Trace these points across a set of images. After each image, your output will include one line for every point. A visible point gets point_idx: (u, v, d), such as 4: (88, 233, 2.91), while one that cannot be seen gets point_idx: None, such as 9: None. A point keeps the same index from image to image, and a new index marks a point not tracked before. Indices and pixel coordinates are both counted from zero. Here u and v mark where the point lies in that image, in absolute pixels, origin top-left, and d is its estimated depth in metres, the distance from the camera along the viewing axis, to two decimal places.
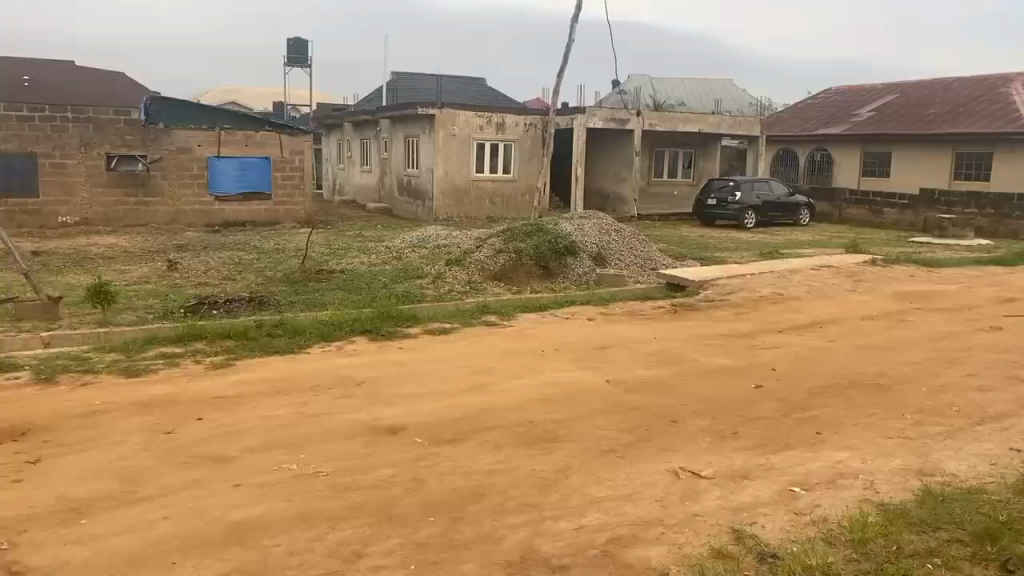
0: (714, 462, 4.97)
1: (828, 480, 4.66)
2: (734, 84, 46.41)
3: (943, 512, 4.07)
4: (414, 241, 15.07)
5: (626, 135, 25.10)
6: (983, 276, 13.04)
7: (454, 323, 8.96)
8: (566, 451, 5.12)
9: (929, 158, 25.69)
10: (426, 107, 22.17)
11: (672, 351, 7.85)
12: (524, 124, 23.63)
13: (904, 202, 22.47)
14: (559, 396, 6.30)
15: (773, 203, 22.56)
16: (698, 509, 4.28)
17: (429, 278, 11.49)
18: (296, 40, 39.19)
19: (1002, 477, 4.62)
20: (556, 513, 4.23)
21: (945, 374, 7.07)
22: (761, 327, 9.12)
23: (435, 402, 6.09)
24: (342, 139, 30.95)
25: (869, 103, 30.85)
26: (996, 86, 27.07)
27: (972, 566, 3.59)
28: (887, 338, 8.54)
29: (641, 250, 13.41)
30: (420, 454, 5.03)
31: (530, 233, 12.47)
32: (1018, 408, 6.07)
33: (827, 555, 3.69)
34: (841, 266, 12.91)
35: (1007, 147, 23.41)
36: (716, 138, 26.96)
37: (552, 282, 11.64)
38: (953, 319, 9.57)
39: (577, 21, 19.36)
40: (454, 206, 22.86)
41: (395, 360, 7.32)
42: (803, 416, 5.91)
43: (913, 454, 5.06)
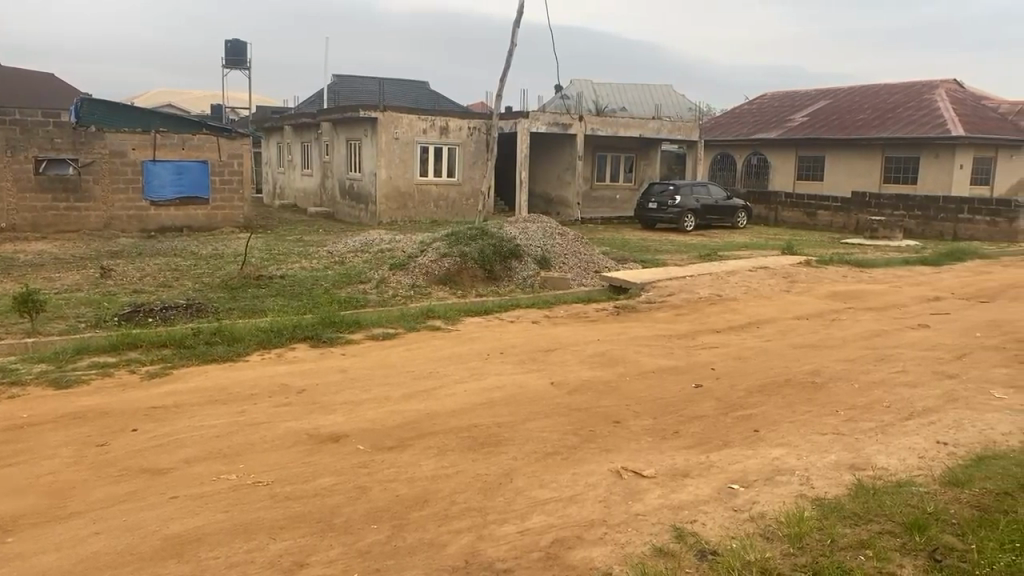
0: (655, 461, 5.04)
1: (766, 477, 4.76)
2: (674, 90, 47.25)
3: (874, 505, 4.21)
4: (357, 245, 14.93)
5: (569, 139, 25.29)
6: (910, 276, 13.53)
7: (398, 328, 8.89)
8: (511, 454, 5.13)
9: (860, 163, 26.53)
10: (368, 110, 21.92)
11: (614, 352, 7.93)
12: (468, 128, 23.64)
13: (838, 204, 23.12)
14: (503, 400, 6.30)
15: (712, 206, 22.99)
16: (639, 509, 4.33)
17: (372, 283, 11.38)
18: (234, 43, 38.51)
19: (930, 470, 4.79)
20: (499, 516, 4.23)
21: (876, 372, 7.30)
22: (702, 328, 9.27)
23: (378, 409, 6.03)
24: (282, 142, 30.49)
25: (803, 108, 31.74)
26: (922, 92, 28.08)
27: (902, 555, 3.70)
28: (820, 337, 8.79)
29: (584, 253, 13.52)
30: (363, 461, 4.99)
31: (475, 237, 12.46)
32: (945, 403, 6.30)
33: (765, 550, 3.78)
34: (777, 268, 13.23)
35: (932, 151, 24.32)
36: (656, 142, 27.42)
37: (496, 286, 11.64)
38: (883, 318, 9.89)
39: (518, 26, 19.40)
40: (398, 210, 22.72)
41: (336, 367, 7.23)
42: (742, 415, 6.03)
43: (846, 450, 5.22)
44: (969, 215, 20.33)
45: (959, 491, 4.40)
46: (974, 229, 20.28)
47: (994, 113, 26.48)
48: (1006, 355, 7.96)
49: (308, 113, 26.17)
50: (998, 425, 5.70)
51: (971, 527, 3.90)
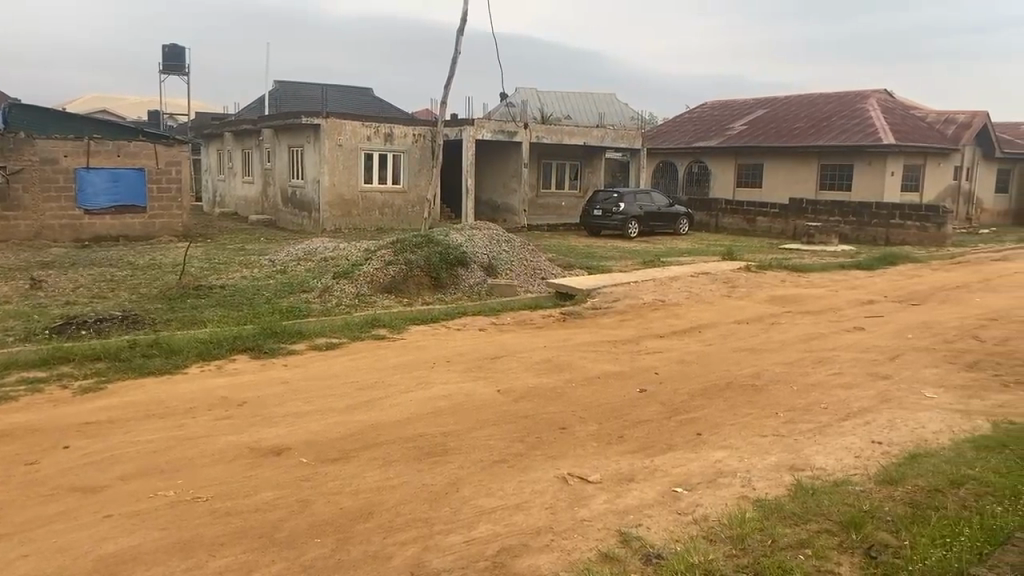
0: (601, 467, 5.07)
1: (708, 479, 4.84)
2: (618, 99, 47.87)
3: (813, 505, 4.30)
4: (300, 253, 14.72)
5: (513, 147, 25.38)
6: (845, 280, 13.93)
7: (342, 338, 8.78)
8: (457, 463, 5.10)
9: (797, 170, 27.24)
10: (310, 117, 21.64)
11: (560, 359, 7.97)
12: (413, 135, 23.54)
13: (776, 211, 23.66)
14: (450, 409, 6.26)
15: (654, 213, 23.31)
16: (585, 515, 4.34)
17: (315, 292, 11.23)
18: (172, 48, 37.69)
19: (866, 469, 4.92)
20: (445, 527, 4.19)
21: (813, 374, 7.48)
22: (646, 333, 9.37)
23: (321, 420, 5.93)
24: (222, 149, 29.94)
25: (741, 117, 32.47)
26: (854, 102, 28.97)
27: (839, 553, 3.79)
28: (760, 341, 8.97)
29: (530, 259, 13.57)
30: (305, 474, 4.90)
31: (420, 245, 12.41)
32: (879, 403, 6.49)
33: (708, 552, 3.83)
34: (718, 273, 13.49)
35: (865, 158, 25.09)
36: (600, 150, 27.73)
37: (442, 294, 11.60)
38: (820, 321, 10.15)
39: (462, 33, 19.40)
40: (342, 217, 22.46)
41: (279, 378, 7.10)
42: (685, 419, 6.12)
43: (786, 451, 5.33)
44: (900, 221, 21.05)
45: (893, 489, 4.53)
46: (905, 234, 21.00)
47: (922, 122, 27.48)
48: (935, 355, 8.25)
49: (250, 120, 25.74)
50: (929, 424, 5.90)
51: (905, 524, 4.02)
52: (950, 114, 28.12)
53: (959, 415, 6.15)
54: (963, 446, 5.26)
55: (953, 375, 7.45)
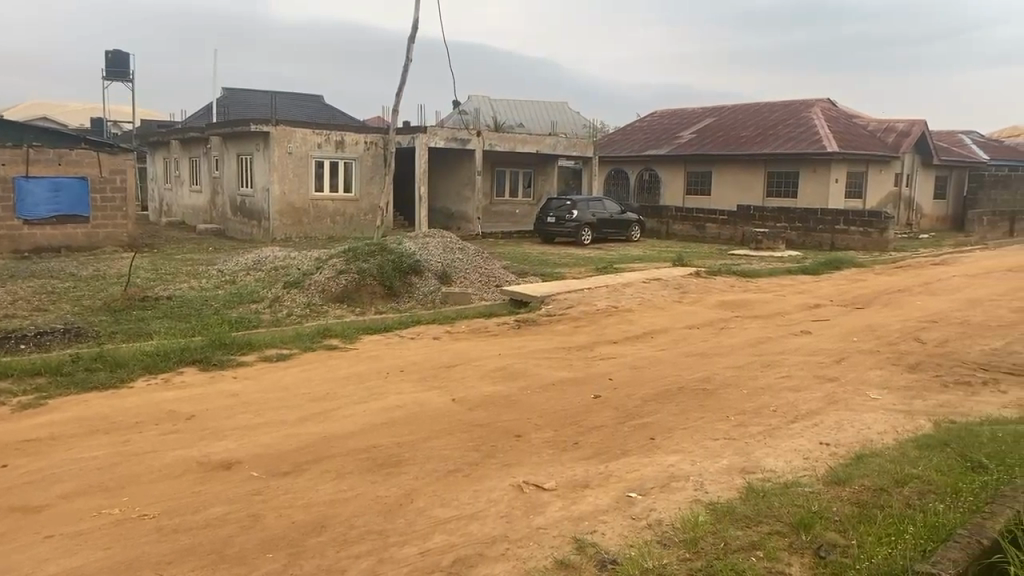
0: (556, 474, 5.07)
1: (662, 484, 4.88)
2: (570, 107, 48.27)
3: (763, 507, 4.37)
4: (249, 263, 14.49)
5: (466, 155, 25.37)
6: (793, 284, 14.24)
7: (293, 349, 8.66)
8: (411, 474, 5.06)
9: (745, 177, 27.78)
10: (259, 124, 21.32)
11: (515, 366, 7.97)
12: (365, 142, 23.38)
13: (725, 217, 24.08)
14: (403, 419, 6.21)
15: (607, 221, 23.53)
16: (541, 522, 4.34)
17: (266, 302, 11.06)
18: (115, 54, 36.86)
19: (814, 470, 5.02)
20: (399, 538, 4.15)
21: (763, 377, 7.62)
22: (599, 339, 9.43)
23: (271, 433, 5.83)
24: (169, 158, 29.35)
25: (690, 126, 33.01)
26: (799, 110, 29.67)
27: (790, 554, 3.85)
28: (711, 345, 9.11)
29: (484, 267, 13.56)
30: (256, 488, 4.81)
31: (372, 254, 12.32)
32: (826, 405, 6.63)
33: (662, 557, 3.86)
34: (669, 279, 13.67)
35: (810, 166, 25.69)
36: (553, 158, 27.91)
37: (395, 303, 11.52)
38: (768, 325, 10.34)
39: (413, 41, 19.35)
40: (293, 226, 22.17)
41: (228, 391, 6.96)
42: (638, 423, 6.17)
43: (737, 454, 5.41)
44: (845, 226, 21.56)
45: (840, 489, 4.63)
46: (849, 239, 21.51)
47: (864, 130, 28.27)
48: (880, 358, 8.46)
49: (197, 128, 25.30)
50: (874, 425, 6.04)
51: (852, 523, 4.10)
52: (890, 122, 28.93)
53: (903, 416, 6.31)
54: (906, 446, 5.40)
55: (897, 377, 7.65)
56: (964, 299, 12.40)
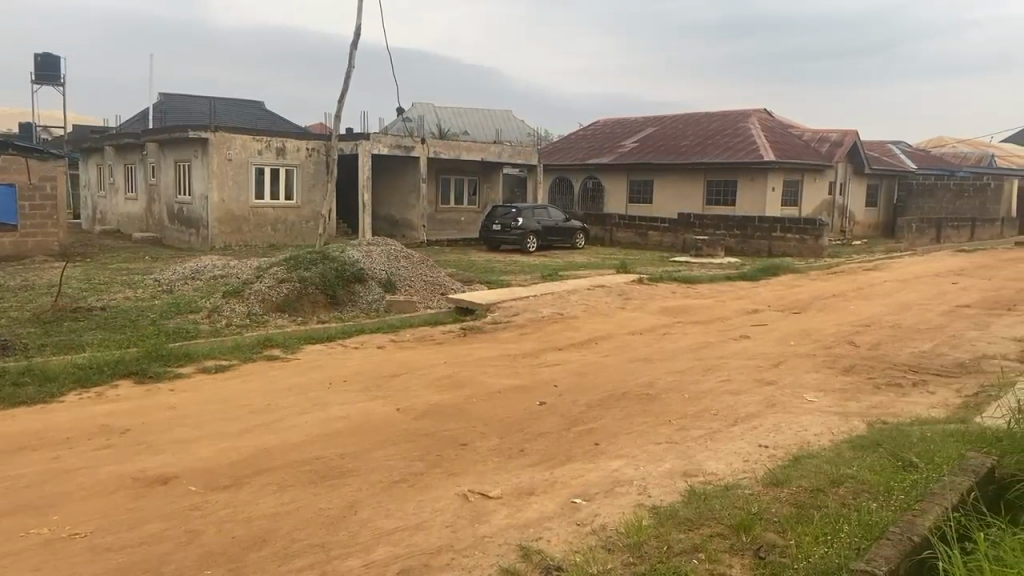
0: (501, 482, 5.07)
1: (606, 489, 4.92)
2: (514, 115, 48.55)
3: (705, 510, 4.44)
4: (187, 272, 14.13)
5: (410, 162, 25.26)
6: (733, 290, 14.55)
7: (232, 360, 8.47)
8: (355, 486, 4.99)
9: (685, 186, 28.29)
10: (197, 131, 20.85)
11: (460, 374, 7.95)
12: (307, 149, 23.09)
13: (666, 225, 24.48)
14: (347, 429, 6.13)
15: (552, 228, 23.67)
16: (486, 531, 4.33)
17: (204, 312, 10.80)
18: (45, 57, 35.66)
19: (753, 472, 5.13)
20: (343, 551, 4.09)
21: (705, 381, 7.75)
22: (544, 346, 9.47)
23: (210, 447, 5.69)
24: (102, 164, 28.52)
25: (633, 135, 33.51)
26: (737, 120, 30.37)
27: (730, 556, 3.91)
28: (653, 351, 9.23)
29: (429, 275, 13.49)
30: (195, 503, 4.69)
31: (315, 262, 12.15)
32: (765, 408, 6.78)
33: (607, 562, 3.88)
34: (613, 286, 13.82)
35: (748, 175, 26.30)
36: (498, 166, 28.01)
37: (338, 312, 11.38)
38: (709, 330, 10.54)
39: (356, 47, 19.19)
40: (232, 234, 21.73)
41: (165, 404, 6.77)
42: (583, 429, 6.22)
43: (679, 457, 5.49)
44: (782, 233, 22.11)
45: (779, 490, 4.73)
46: (786, 246, 22.07)
47: (799, 140, 29.08)
48: (816, 361, 8.70)
49: (132, 134, 24.64)
50: (811, 426, 6.20)
51: (789, 524, 4.19)
52: (824, 132, 29.83)
53: (839, 418, 6.50)
54: (842, 446, 5.56)
55: (832, 379, 7.87)
56: (895, 303, 12.84)
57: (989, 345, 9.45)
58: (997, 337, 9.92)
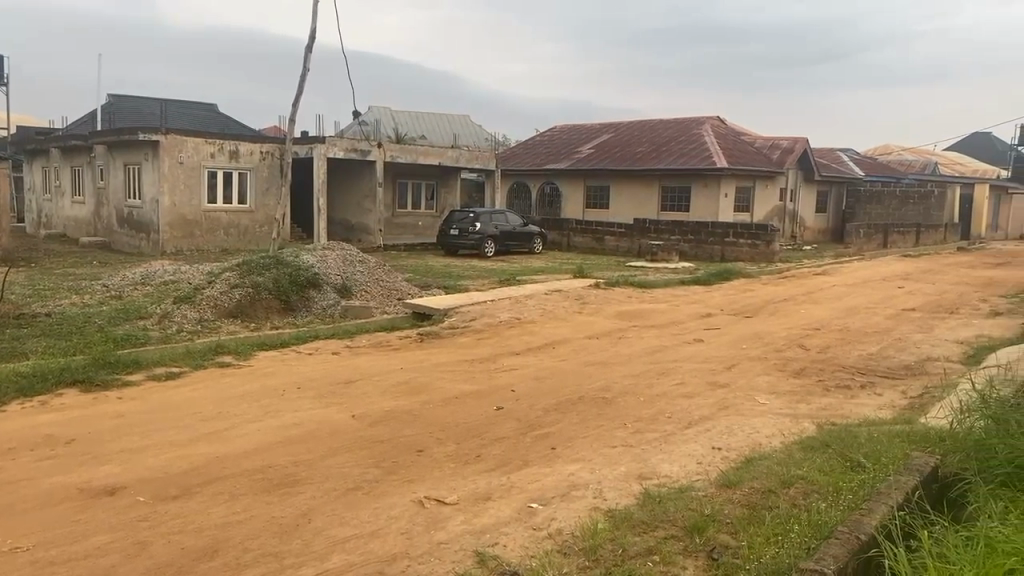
0: (457, 488, 5.06)
1: (562, 493, 4.94)
2: (471, 120, 48.57)
3: (659, 512, 4.49)
4: (136, 277, 13.82)
5: (366, 166, 25.07)
6: (687, 295, 14.74)
7: (183, 366, 8.31)
8: (309, 493, 4.93)
9: (641, 192, 28.60)
10: (147, 133, 20.41)
11: (416, 380, 7.90)
12: (260, 152, 22.78)
13: (622, 230, 24.70)
14: (300, 437, 6.05)
15: (509, 233, 23.70)
16: (441, 538, 4.31)
17: (154, 318, 10.59)
18: None
19: (706, 474, 5.20)
20: (296, 560, 4.04)
21: (660, 385, 7.83)
22: (502, 351, 9.48)
23: (160, 456, 5.57)
24: (48, 167, 27.76)
25: (589, 140, 33.76)
26: (691, 126, 30.80)
27: (685, 558, 3.96)
28: (609, 354, 9.31)
29: (385, 279, 13.42)
30: (143, 514, 4.58)
31: (268, 267, 11.99)
32: (718, 411, 6.88)
33: (562, 566, 3.90)
34: (570, 290, 13.90)
35: (702, 181, 26.69)
36: (455, 171, 27.98)
37: (292, 317, 11.25)
38: (663, 335, 10.65)
39: (311, 50, 18.98)
40: (183, 238, 21.31)
41: (112, 413, 6.59)
42: (540, 434, 6.23)
43: (634, 460, 5.54)
44: (734, 239, 22.48)
45: (732, 491, 4.81)
46: (738, 251, 22.44)
47: (751, 147, 29.61)
48: (767, 364, 8.85)
49: (79, 136, 24.02)
50: (762, 429, 6.31)
51: (742, 525, 4.26)
52: (775, 140, 30.41)
53: (789, 419, 6.62)
54: (793, 448, 5.66)
55: (783, 382, 8.03)
56: (843, 307, 13.14)
57: (933, 348, 9.72)
58: (940, 340, 10.21)
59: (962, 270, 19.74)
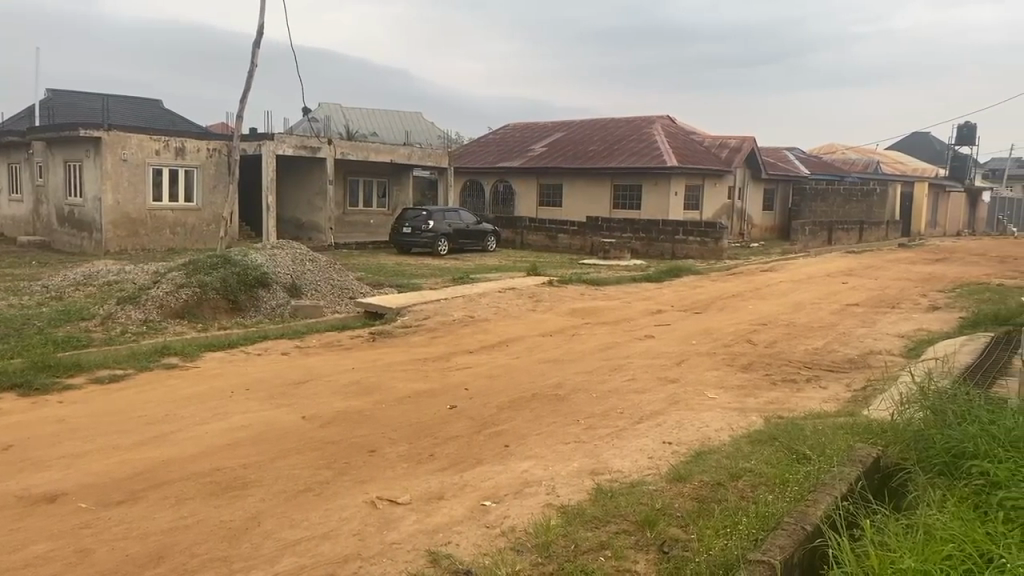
0: (410, 487, 5.03)
1: (515, 490, 4.95)
2: (423, 118, 48.33)
3: (611, 506, 4.53)
4: (77, 277, 13.42)
5: (316, 164, 24.76)
6: (639, 292, 14.90)
7: (127, 368, 8.10)
8: (258, 496, 4.85)
9: (593, 190, 28.81)
10: (88, 129, 19.84)
11: (368, 379, 7.84)
12: (207, 149, 22.33)
13: (575, 228, 24.84)
14: (250, 439, 5.95)
15: (463, 231, 23.64)
16: (394, 538, 4.29)
17: (96, 319, 10.30)
18: None
19: (657, 468, 5.27)
20: (245, 564, 3.97)
21: (611, 381, 7.90)
22: (455, 349, 9.47)
23: (104, 460, 5.42)
24: None
25: (542, 139, 33.86)
26: (642, 125, 31.12)
27: (636, 552, 4.00)
28: (561, 352, 9.36)
29: (336, 278, 13.27)
30: (86, 520, 4.46)
31: (216, 266, 11.76)
32: (669, 406, 6.98)
33: (515, 563, 3.90)
34: (523, 288, 13.94)
35: (652, 180, 27.00)
36: (407, 169, 27.81)
37: (240, 317, 11.06)
38: (616, 331, 10.75)
39: (259, 45, 18.65)
40: (128, 237, 20.78)
41: (52, 417, 6.39)
42: (493, 431, 6.24)
43: (587, 456, 5.58)
44: (684, 236, 22.78)
45: (682, 485, 4.88)
46: (688, 248, 22.75)
47: (700, 146, 30.04)
48: (716, 359, 9.00)
49: (17, 132, 23.24)
50: (711, 422, 6.42)
51: (691, 519, 4.33)
52: (723, 139, 30.91)
53: (737, 413, 6.74)
54: (741, 441, 5.77)
55: (732, 376, 8.17)
56: (789, 302, 13.42)
57: (875, 341, 10.00)
58: (882, 334, 10.50)
59: (903, 266, 20.34)
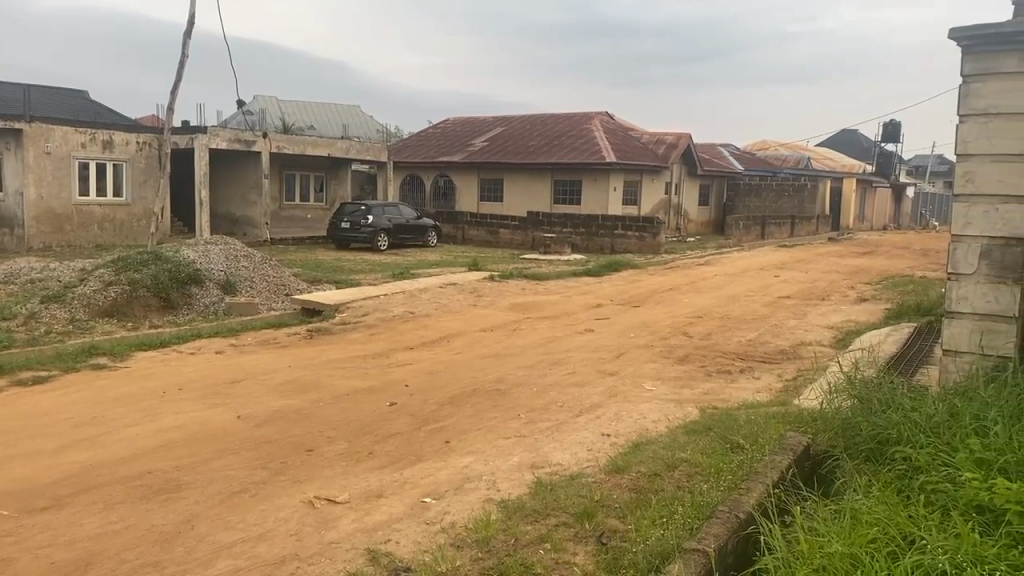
0: (348, 486, 4.97)
1: (455, 486, 4.95)
2: (361, 111, 47.76)
3: (551, 499, 4.56)
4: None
5: (251, 157, 24.26)
6: (579, 286, 15.03)
7: (53, 369, 7.82)
8: (192, 498, 4.74)
9: (533, 185, 28.91)
10: (8, 121, 19.04)
11: (306, 377, 7.72)
12: (137, 142, 21.69)
13: (516, 223, 24.90)
14: (183, 440, 5.80)
15: (403, 226, 23.47)
16: (333, 537, 4.24)
17: (18, 318, 9.90)
18: None
19: (596, 461, 5.32)
20: (178, 568, 3.88)
21: (551, 375, 7.95)
22: (395, 345, 9.39)
23: (26, 465, 5.22)
24: None
25: (482, 134, 33.83)
26: (581, 121, 31.35)
27: (575, 544, 4.04)
28: (502, 346, 9.38)
29: (272, 275, 13.02)
30: (8, 528, 4.28)
31: (146, 263, 11.40)
32: (608, 398, 7.06)
33: (455, 558, 3.90)
34: (464, 283, 13.92)
35: (591, 176, 27.27)
36: (346, 163, 27.46)
37: (172, 315, 10.77)
38: (556, 326, 10.81)
39: (189, 35, 18.16)
40: (52, 234, 20.00)
41: None
42: (434, 428, 6.22)
43: (527, 450, 5.60)
44: (623, 231, 23.04)
45: (620, 477, 4.95)
46: (626, 242, 23.02)
47: (638, 142, 30.46)
48: (654, 351, 9.14)
49: None
50: (649, 414, 6.50)
51: (629, 509, 4.38)
52: (660, 135, 31.37)
53: (674, 405, 6.85)
54: (677, 432, 5.87)
55: (669, 368, 8.31)
56: (724, 295, 13.71)
57: (806, 332, 10.30)
58: (812, 325, 10.83)
59: (832, 259, 20.98)
